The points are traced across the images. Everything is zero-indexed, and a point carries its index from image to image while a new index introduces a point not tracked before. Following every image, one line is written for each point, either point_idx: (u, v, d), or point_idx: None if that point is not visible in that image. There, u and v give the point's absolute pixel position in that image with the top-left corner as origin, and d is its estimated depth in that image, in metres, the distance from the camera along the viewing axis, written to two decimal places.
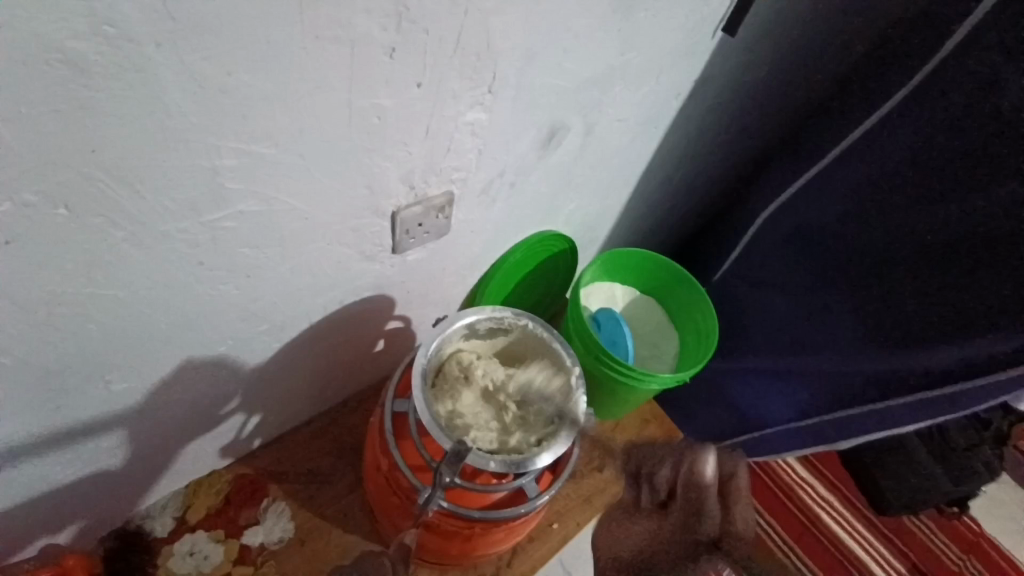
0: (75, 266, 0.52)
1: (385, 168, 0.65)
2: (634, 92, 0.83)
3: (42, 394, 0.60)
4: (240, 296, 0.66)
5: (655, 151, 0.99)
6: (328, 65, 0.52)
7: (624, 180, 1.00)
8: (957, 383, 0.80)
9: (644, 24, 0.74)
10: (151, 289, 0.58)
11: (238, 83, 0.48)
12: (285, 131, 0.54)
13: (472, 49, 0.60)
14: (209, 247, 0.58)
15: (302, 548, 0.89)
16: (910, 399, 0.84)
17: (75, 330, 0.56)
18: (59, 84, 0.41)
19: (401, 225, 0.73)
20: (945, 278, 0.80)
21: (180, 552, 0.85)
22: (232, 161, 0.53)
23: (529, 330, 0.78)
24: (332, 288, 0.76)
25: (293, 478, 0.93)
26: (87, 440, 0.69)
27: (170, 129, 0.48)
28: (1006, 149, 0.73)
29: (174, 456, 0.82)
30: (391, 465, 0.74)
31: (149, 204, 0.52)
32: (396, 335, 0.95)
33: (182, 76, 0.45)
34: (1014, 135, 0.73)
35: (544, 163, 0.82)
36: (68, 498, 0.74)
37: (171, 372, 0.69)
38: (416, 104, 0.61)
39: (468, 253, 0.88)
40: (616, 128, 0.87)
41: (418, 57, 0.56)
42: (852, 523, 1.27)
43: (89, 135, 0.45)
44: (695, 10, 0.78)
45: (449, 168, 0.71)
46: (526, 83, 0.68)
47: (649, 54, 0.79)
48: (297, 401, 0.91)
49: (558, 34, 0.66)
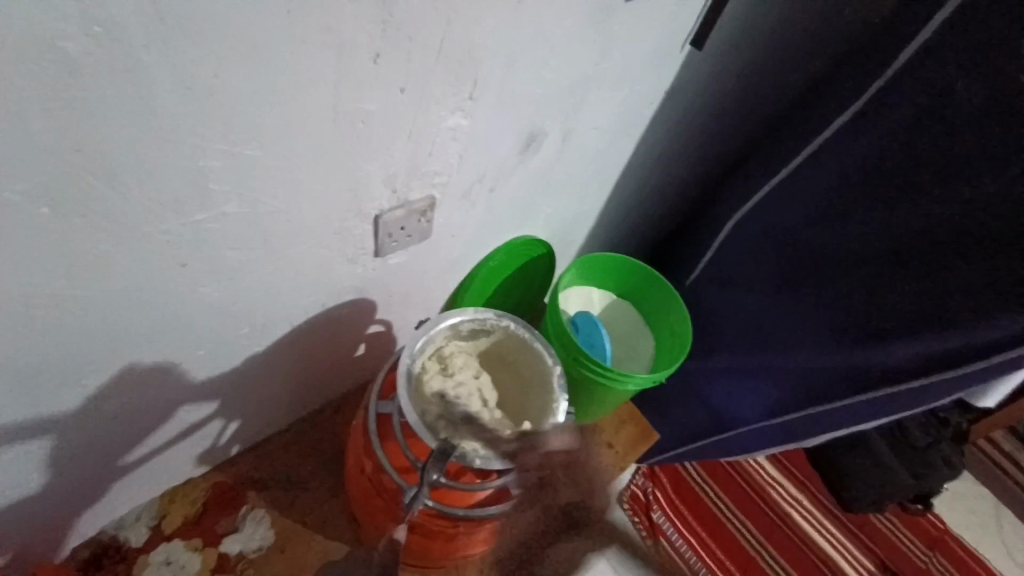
0: (59, 265, 0.51)
1: (369, 171, 0.66)
2: (609, 101, 0.87)
3: (18, 398, 0.59)
4: (222, 298, 0.66)
5: (629, 157, 1.02)
6: (315, 69, 0.53)
7: (600, 186, 1.03)
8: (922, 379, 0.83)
9: (619, 35, 0.77)
10: (135, 291, 0.58)
11: (227, 85, 0.49)
12: (271, 132, 0.55)
13: (457, 56, 0.62)
14: (192, 247, 0.59)
15: (282, 555, 0.88)
16: (876, 394, 0.87)
17: (55, 332, 0.56)
18: (50, 83, 0.42)
19: (386, 228, 0.74)
20: (902, 278, 0.85)
21: (156, 562, 0.83)
22: (220, 162, 0.54)
23: (512, 331, 0.79)
24: (314, 292, 0.76)
25: (272, 484, 0.92)
26: (62, 446, 0.67)
27: (161, 130, 0.48)
28: (958, 157, 0.79)
29: (153, 463, 0.81)
30: (375, 467, 0.74)
31: (137, 205, 0.52)
32: (378, 339, 0.95)
33: (176, 78, 0.46)
34: (963, 143, 0.78)
35: (523, 169, 0.85)
36: (41, 508, 0.73)
37: (152, 375, 0.69)
38: (402, 108, 0.62)
39: (449, 257, 0.90)
40: (592, 136, 0.90)
41: (404, 62, 0.58)
42: (821, 520, 1.31)
43: (79, 131, 0.45)
44: (666, 22, 0.82)
45: (431, 171, 0.73)
46: (507, 90, 0.71)
47: (622, 64, 0.82)
48: (278, 406, 0.91)
49: (539, 43, 0.69)
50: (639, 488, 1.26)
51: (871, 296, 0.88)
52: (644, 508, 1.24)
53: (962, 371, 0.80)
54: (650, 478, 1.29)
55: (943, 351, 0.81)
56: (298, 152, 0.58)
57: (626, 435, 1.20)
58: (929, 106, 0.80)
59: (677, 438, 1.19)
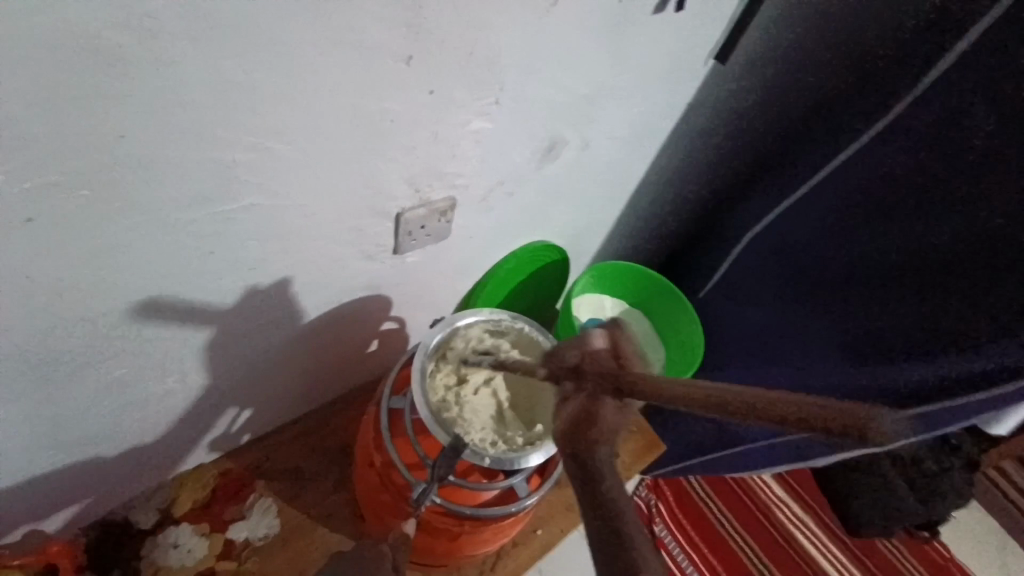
0: (88, 250, 0.53)
1: (391, 170, 0.67)
2: (630, 111, 0.87)
3: (40, 376, 0.60)
4: (241, 289, 0.68)
5: (647, 167, 1.03)
6: (347, 67, 0.54)
7: (616, 195, 1.03)
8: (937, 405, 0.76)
9: (641, 47, 0.78)
10: (159, 277, 0.59)
11: (261, 80, 0.50)
12: (299, 128, 0.56)
13: (482, 62, 0.63)
14: (216, 238, 0.60)
15: (287, 545, 0.89)
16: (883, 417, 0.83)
17: (80, 313, 0.57)
18: (92, 72, 0.43)
19: (405, 226, 0.75)
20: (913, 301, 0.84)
21: (164, 545, 0.84)
22: (250, 155, 0.55)
23: (525, 334, 0.80)
24: (331, 286, 0.77)
25: (279, 475, 0.93)
26: (79, 426, 0.69)
27: (194, 121, 0.50)
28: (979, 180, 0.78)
29: (164, 448, 0.82)
30: (385, 461, 0.75)
31: (167, 192, 0.53)
32: (390, 336, 0.96)
33: (212, 71, 0.47)
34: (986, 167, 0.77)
35: (541, 175, 0.86)
36: (54, 486, 0.74)
37: (169, 361, 0.70)
38: (426, 110, 0.63)
39: (464, 258, 0.91)
40: (611, 145, 0.91)
41: (431, 65, 0.59)
42: (825, 543, 1.30)
43: (116, 121, 0.46)
44: (690, 35, 0.83)
45: (452, 174, 0.73)
46: (529, 98, 0.72)
47: (644, 75, 0.83)
48: (289, 398, 0.92)
49: (564, 51, 0.70)
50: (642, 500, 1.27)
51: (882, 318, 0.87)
52: (647, 521, 1.24)
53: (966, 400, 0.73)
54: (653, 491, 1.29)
55: (950, 374, 0.76)
56: (324, 149, 0.59)
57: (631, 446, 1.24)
58: (951, 129, 0.80)
59: (684, 451, 1.18)
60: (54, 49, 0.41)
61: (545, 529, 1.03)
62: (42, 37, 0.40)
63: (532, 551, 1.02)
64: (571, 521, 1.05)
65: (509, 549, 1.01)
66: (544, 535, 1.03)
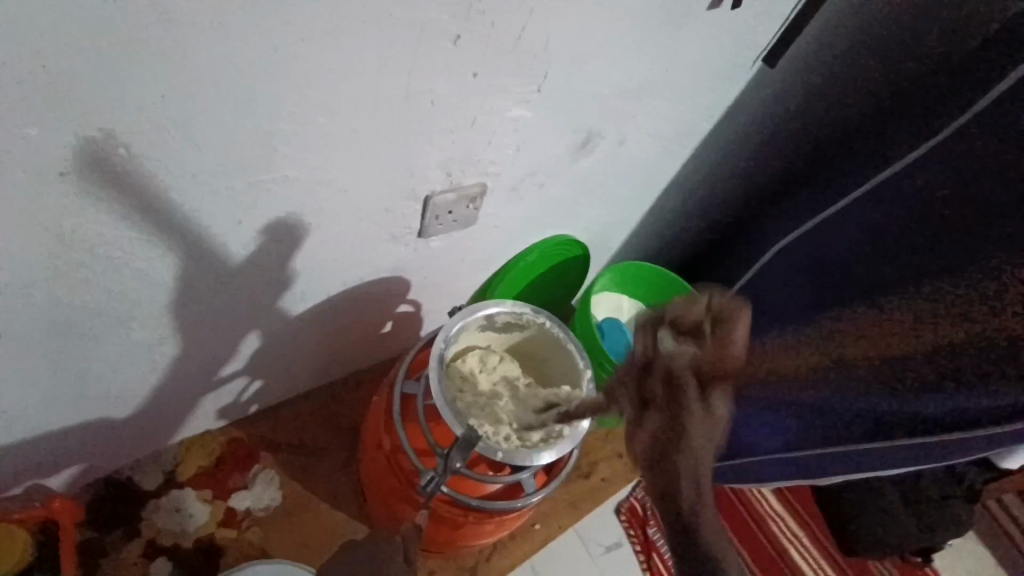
0: (123, 212, 0.52)
1: (426, 152, 0.65)
2: (671, 109, 0.85)
3: (65, 333, 0.60)
4: (267, 261, 0.67)
5: (680, 169, 1.00)
6: (394, 43, 0.52)
7: (646, 195, 1.01)
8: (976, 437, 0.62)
9: (693, 43, 0.75)
10: (188, 244, 0.59)
11: (309, 51, 0.49)
12: (342, 104, 0.55)
13: (530, 47, 0.60)
14: (247, 210, 0.59)
15: (288, 519, 0.89)
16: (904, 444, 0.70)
17: (110, 274, 0.57)
18: (143, 30, 0.41)
19: (434, 210, 0.74)
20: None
21: (167, 507, 0.85)
22: (290, 128, 0.54)
23: (546, 328, 0.78)
24: (354, 265, 0.76)
25: (285, 448, 0.93)
26: (95, 384, 0.68)
27: (240, 89, 0.48)
28: None
29: (176, 412, 0.82)
30: (394, 446, 0.74)
31: (206, 158, 0.52)
32: (406, 319, 0.95)
33: (262, 38, 0.46)
34: None
35: (574, 169, 0.83)
36: (67, 441, 0.74)
37: (188, 328, 0.69)
38: (469, 92, 0.61)
39: (488, 247, 0.89)
40: (647, 143, 0.88)
41: (479, 47, 0.57)
42: (817, 560, 1.29)
43: (159, 84, 0.45)
44: (741, 37, 0.80)
45: (486, 160, 0.72)
46: (573, 89, 0.70)
47: (691, 73, 0.80)
48: (300, 372, 0.92)
49: (613, 43, 0.67)
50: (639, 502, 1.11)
51: None
52: (641, 522, 1.09)
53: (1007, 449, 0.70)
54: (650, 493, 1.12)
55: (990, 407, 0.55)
56: (362, 126, 0.58)
57: None
58: None
59: None
60: (105, 8, 0.39)
61: (544, 523, 1.05)
62: None
63: (530, 545, 1.03)
64: (570, 518, 1.07)
65: (507, 541, 1.02)
66: (543, 529, 1.04)
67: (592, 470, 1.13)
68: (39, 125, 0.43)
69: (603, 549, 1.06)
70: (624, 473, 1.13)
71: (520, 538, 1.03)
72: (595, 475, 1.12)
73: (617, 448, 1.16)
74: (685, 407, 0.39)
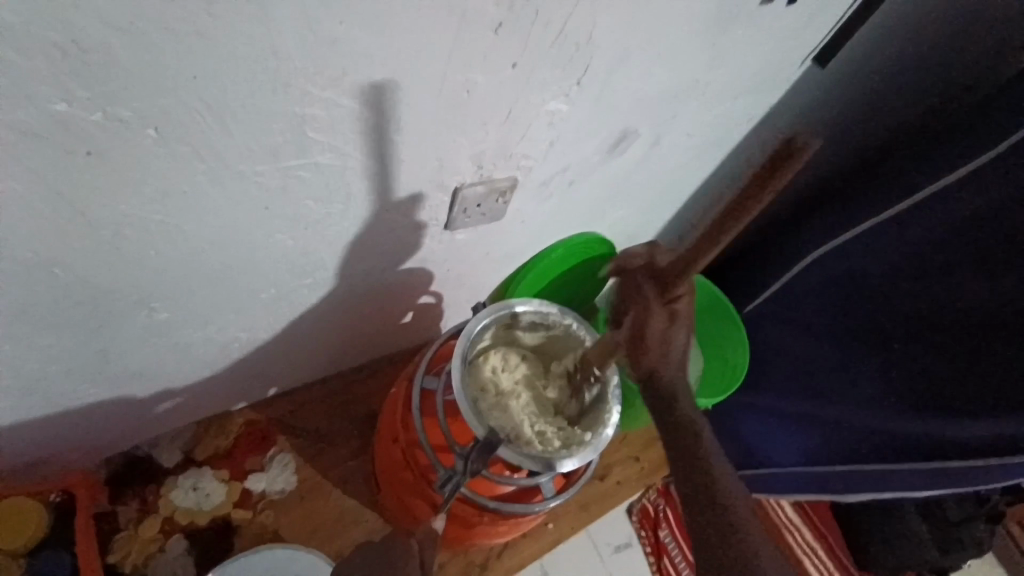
0: (153, 191, 0.51)
1: (458, 144, 0.63)
2: (713, 108, 0.81)
3: (89, 311, 0.60)
4: (292, 247, 0.66)
5: (716, 170, 0.97)
6: (433, 30, 0.50)
7: (678, 196, 0.98)
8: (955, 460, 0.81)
9: (742, 40, 0.71)
10: (213, 227, 0.58)
11: (347, 36, 0.47)
12: (378, 91, 0.53)
13: (573, 40, 0.58)
14: (276, 195, 0.58)
15: (301, 502, 0.90)
16: (909, 466, 0.84)
17: (136, 255, 0.56)
18: (177, 6, 0.40)
19: (462, 203, 0.72)
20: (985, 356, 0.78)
21: (184, 485, 0.85)
22: (323, 113, 0.52)
23: (572, 331, 0.76)
24: (378, 254, 0.75)
25: (301, 433, 0.93)
26: (118, 362, 0.69)
27: (276, 71, 0.47)
28: None
29: (196, 392, 0.82)
30: (411, 440, 0.73)
31: (235, 142, 0.51)
32: (426, 310, 0.94)
33: (301, 22, 0.44)
34: None
35: (608, 165, 0.81)
36: (89, 416, 0.75)
37: (211, 311, 0.69)
38: (507, 85, 0.59)
39: (514, 242, 0.87)
40: (685, 143, 0.85)
41: (521, 39, 0.55)
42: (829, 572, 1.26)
43: (195, 63, 0.44)
44: (793, 35, 0.76)
45: (519, 154, 0.69)
46: (614, 83, 0.67)
47: (738, 71, 0.77)
48: (319, 358, 0.91)
49: (659, 39, 0.64)
50: (650, 503, 1.12)
51: (951, 366, 0.81)
52: (653, 524, 1.10)
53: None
54: (663, 495, 1.14)
55: None
56: (396, 113, 0.56)
57: (654, 456, 1.14)
58: None
59: None
60: None
61: (556, 525, 1.03)
62: None
63: (540, 545, 1.01)
64: (582, 520, 1.05)
65: (517, 540, 1.01)
66: (553, 531, 1.02)
67: (607, 472, 1.11)
68: (73, 101, 0.42)
69: (613, 548, 1.07)
70: (638, 476, 1.12)
71: (528, 538, 1.01)
72: (610, 478, 1.10)
73: (633, 452, 1.14)
74: (650, 322, 0.52)
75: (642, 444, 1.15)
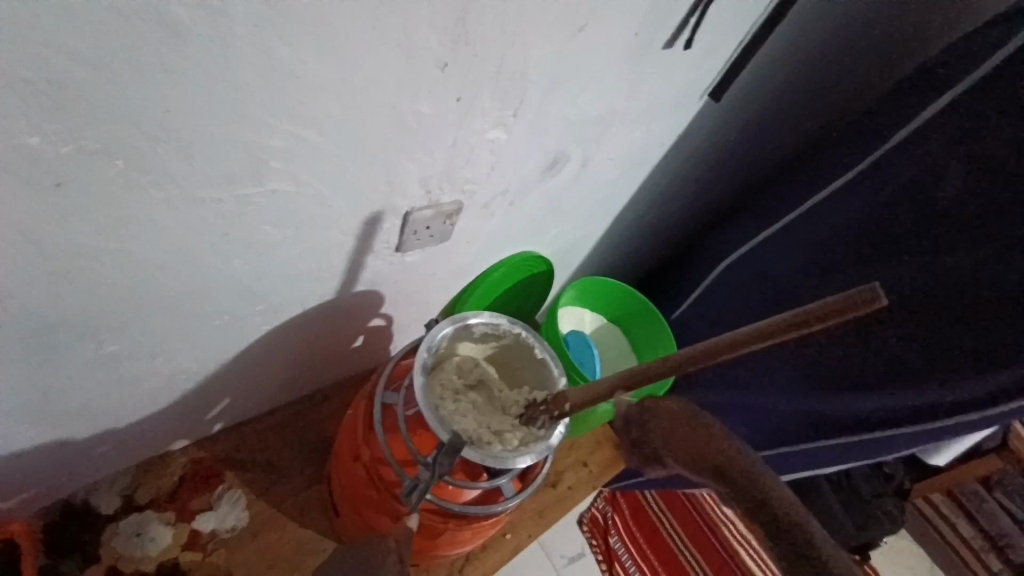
0: (111, 219, 0.52)
1: (408, 169, 0.68)
2: (633, 134, 0.91)
3: (32, 349, 0.58)
4: (247, 273, 0.67)
5: (638, 190, 1.06)
6: (383, 65, 0.55)
7: (607, 214, 1.07)
8: (872, 433, 0.86)
9: (652, 76, 0.82)
10: (168, 256, 0.59)
11: (307, 71, 0.51)
12: (332, 120, 0.57)
13: (509, 75, 0.65)
14: (233, 221, 0.60)
15: (254, 538, 0.88)
16: (828, 442, 0.90)
17: (90, 286, 0.56)
18: (152, 45, 0.43)
19: (412, 225, 0.76)
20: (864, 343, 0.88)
21: (126, 531, 0.82)
22: (282, 143, 0.56)
23: (521, 339, 0.82)
24: (330, 278, 0.77)
25: (251, 467, 0.92)
26: (58, 402, 0.66)
27: (237, 102, 0.50)
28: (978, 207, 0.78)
29: (140, 430, 0.80)
30: (373, 457, 0.75)
31: (196, 171, 0.53)
32: (377, 333, 0.96)
33: (264, 58, 0.48)
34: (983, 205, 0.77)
35: (544, 187, 0.88)
36: (23, 462, 0.71)
37: (161, 342, 0.68)
38: (450, 115, 0.65)
39: (460, 261, 0.92)
40: (609, 166, 0.94)
41: (463, 74, 0.61)
42: None
43: (168, 97, 0.46)
44: (696, 70, 0.87)
45: (463, 178, 0.75)
46: (546, 110, 0.74)
47: (651, 101, 0.87)
48: (269, 387, 0.91)
49: (584, 72, 0.73)
50: (599, 512, 1.24)
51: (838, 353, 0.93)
52: (602, 532, 1.22)
53: (938, 425, 0.79)
54: (610, 503, 1.26)
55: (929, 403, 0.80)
56: (348, 139, 0.60)
57: (601, 457, 1.19)
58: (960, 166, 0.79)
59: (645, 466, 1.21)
60: (126, 21, 0.40)
61: (514, 533, 1.06)
62: (115, 12, 0.40)
63: (501, 555, 1.04)
64: (539, 527, 1.09)
65: (478, 553, 1.03)
66: (512, 539, 1.05)
67: (559, 478, 1.15)
68: (44, 134, 0.44)
69: (566, 560, 1.18)
70: (588, 478, 1.17)
71: (488, 550, 1.03)
72: (562, 484, 1.15)
73: (582, 455, 1.19)
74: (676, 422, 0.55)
75: (590, 447, 1.19)
